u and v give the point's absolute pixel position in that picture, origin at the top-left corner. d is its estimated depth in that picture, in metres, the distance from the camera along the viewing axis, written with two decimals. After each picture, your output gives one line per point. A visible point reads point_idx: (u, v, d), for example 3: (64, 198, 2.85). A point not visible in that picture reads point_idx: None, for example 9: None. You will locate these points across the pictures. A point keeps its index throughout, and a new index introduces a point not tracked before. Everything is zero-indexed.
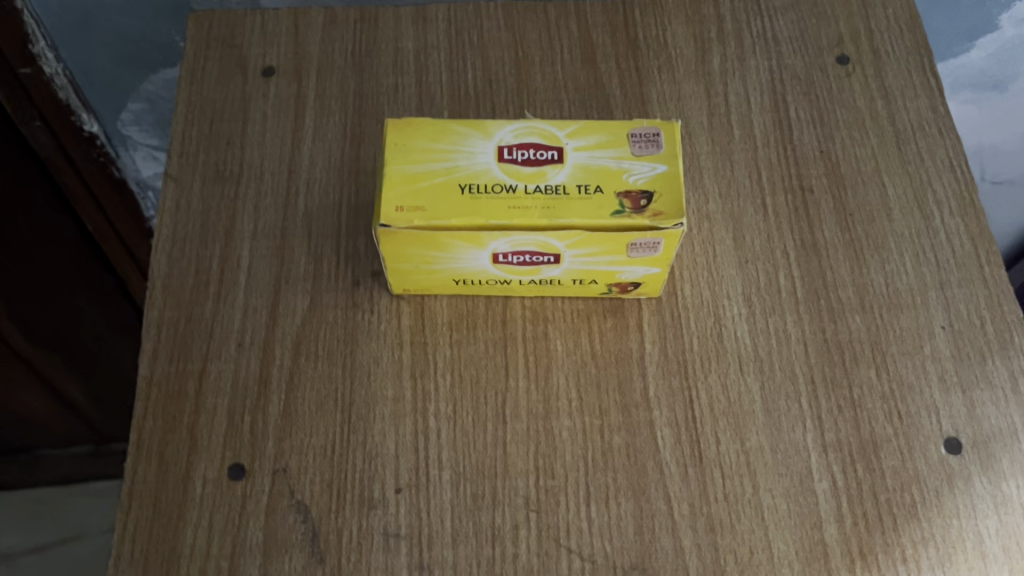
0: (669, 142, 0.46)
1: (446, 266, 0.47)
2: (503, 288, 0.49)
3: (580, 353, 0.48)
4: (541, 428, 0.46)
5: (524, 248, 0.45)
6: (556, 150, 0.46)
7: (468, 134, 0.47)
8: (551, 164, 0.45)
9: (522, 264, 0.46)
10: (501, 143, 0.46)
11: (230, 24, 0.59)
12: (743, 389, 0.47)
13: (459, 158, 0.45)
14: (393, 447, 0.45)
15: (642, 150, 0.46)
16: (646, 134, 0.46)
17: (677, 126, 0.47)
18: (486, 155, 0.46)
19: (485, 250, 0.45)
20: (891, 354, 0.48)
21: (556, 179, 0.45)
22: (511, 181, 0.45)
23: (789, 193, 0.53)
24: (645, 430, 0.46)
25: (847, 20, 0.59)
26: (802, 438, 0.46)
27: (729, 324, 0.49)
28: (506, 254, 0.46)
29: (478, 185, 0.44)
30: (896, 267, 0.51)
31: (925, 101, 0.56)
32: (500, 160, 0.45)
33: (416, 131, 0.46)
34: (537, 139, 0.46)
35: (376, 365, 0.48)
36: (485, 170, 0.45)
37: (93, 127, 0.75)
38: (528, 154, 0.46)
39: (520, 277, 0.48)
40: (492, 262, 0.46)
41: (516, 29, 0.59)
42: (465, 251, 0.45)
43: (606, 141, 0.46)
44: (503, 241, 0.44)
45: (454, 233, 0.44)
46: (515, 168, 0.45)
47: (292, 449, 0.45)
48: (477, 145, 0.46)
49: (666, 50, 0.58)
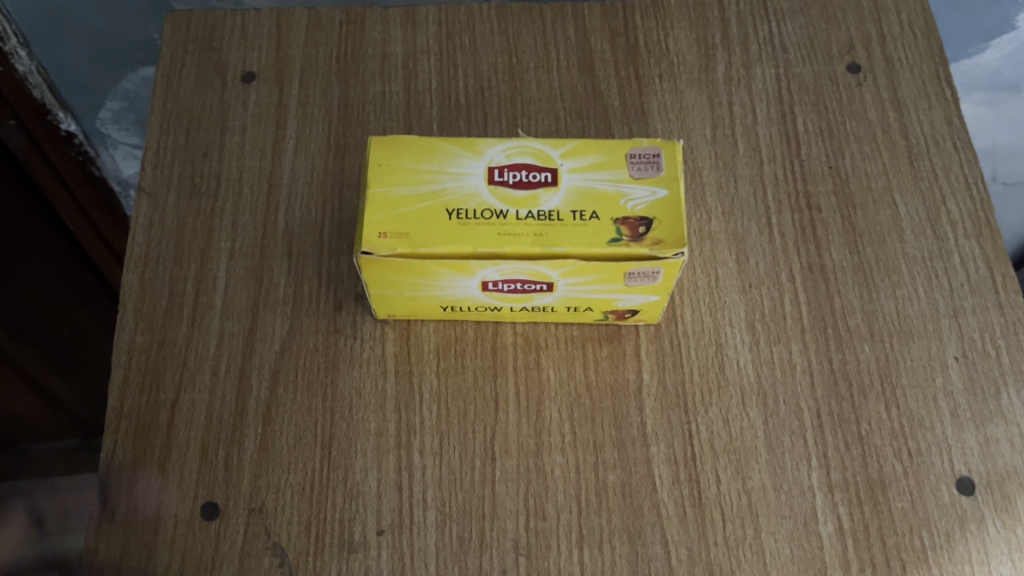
0: (670, 164, 0.43)
1: (433, 293, 0.44)
2: (494, 315, 0.46)
3: (574, 384, 0.46)
4: (533, 465, 0.44)
5: (514, 276, 0.42)
6: (549, 171, 0.43)
7: (457, 153, 0.44)
8: (544, 187, 0.43)
9: (512, 292, 0.44)
10: (491, 163, 0.44)
11: (209, 25, 0.56)
12: (745, 424, 0.45)
13: (447, 180, 0.43)
14: (375, 486, 0.43)
15: (640, 173, 0.43)
16: (646, 154, 0.43)
17: (679, 146, 0.44)
18: (476, 176, 0.43)
19: (474, 278, 0.43)
20: (901, 386, 0.46)
21: (549, 204, 0.42)
22: (501, 205, 0.42)
23: (795, 212, 0.50)
24: (642, 468, 0.44)
25: (858, 25, 0.56)
26: (807, 477, 0.44)
27: (731, 354, 0.46)
28: (496, 282, 0.43)
29: (467, 210, 0.42)
30: (907, 293, 0.48)
31: (940, 113, 0.53)
32: (490, 183, 0.43)
33: (401, 149, 0.44)
34: (530, 160, 0.44)
35: (358, 396, 0.45)
36: (474, 193, 0.42)
37: (70, 126, 0.72)
38: (519, 175, 0.43)
39: (510, 305, 0.45)
40: (482, 290, 0.44)
41: (511, 33, 0.56)
42: (453, 278, 0.43)
43: (603, 161, 0.44)
44: (492, 269, 0.42)
45: (440, 261, 0.41)
46: (506, 191, 0.42)
47: (268, 487, 0.43)
48: (466, 166, 0.43)
49: (668, 56, 0.55)
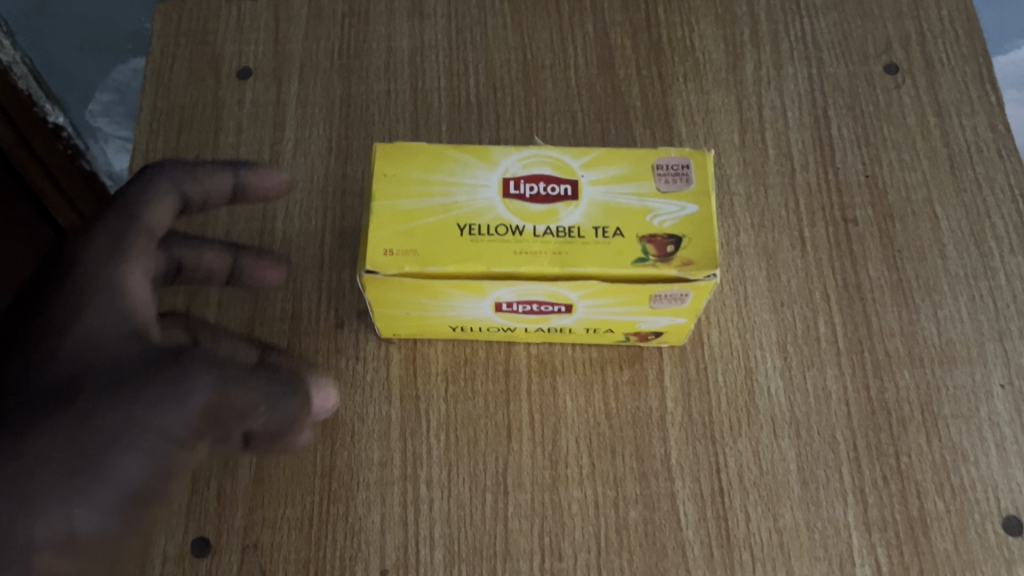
0: (700, 176, 0.40)
1: (442, 313, 0.41)
2: (507, 335, 0.43)
3: (592, 412, 0.43)
4: (549, 500, 0.41)
5: (530, 297, 0.39)
6: (570, 183, 0.40)
7: (470, 162, 0.41)
8: (564, 201, 0.39)
9: (527, 313, 0.41)
10: (506, 174, 0.40)
11: (203, 16, 0.53)
12: (776, 456, 0.42)
13: (458, 193, 0.39)
14: (379, 521, 0.40)
15: (668, 186, 0.39)
16: (674, 165, 0.40)
17: (710, 156, 0.40)
18: (490, 188, 0.40)
19: (487, 298, 0.39)
20: (943, 416, 0.43)
21: (569, 219, 0.39)
22: (517, 221, 0.39)
23: (830, 225, 0.47)
24: (666, 504, 0.41)
25: (896, 22, 0.53)
26: (842, 515, 0.41)
27: (761, 379, 0.43)
28: (511, 303, 0.40)
29: (480, 225, 0.38)
30: (950, 313, 0.45)
31: (984, 118, 0.50)
32: (505, 196, 0.39)
33: (410, 158, 0.40)
34: (548, 171, 0.40)
35: (360, 423, 0.42)
36: (488, 207, 0.39)
37: (58, 118, 0.68)
38: (537, 188, 0.40)
39: (525, 325, 0.42)
40: (495, 311, 0.40)
41: (525, 28, 0.53)
42: (464, 299, 0.39)
43: (627, 173, 0.40)
44: (507, 290, 0.38)
45: (451, 281, 0.38)
46: (523, 206, 0.39)
47: (264, 522, 0.40)
48: (479, 177, 0.40)
49: (693, 54, 0.52)
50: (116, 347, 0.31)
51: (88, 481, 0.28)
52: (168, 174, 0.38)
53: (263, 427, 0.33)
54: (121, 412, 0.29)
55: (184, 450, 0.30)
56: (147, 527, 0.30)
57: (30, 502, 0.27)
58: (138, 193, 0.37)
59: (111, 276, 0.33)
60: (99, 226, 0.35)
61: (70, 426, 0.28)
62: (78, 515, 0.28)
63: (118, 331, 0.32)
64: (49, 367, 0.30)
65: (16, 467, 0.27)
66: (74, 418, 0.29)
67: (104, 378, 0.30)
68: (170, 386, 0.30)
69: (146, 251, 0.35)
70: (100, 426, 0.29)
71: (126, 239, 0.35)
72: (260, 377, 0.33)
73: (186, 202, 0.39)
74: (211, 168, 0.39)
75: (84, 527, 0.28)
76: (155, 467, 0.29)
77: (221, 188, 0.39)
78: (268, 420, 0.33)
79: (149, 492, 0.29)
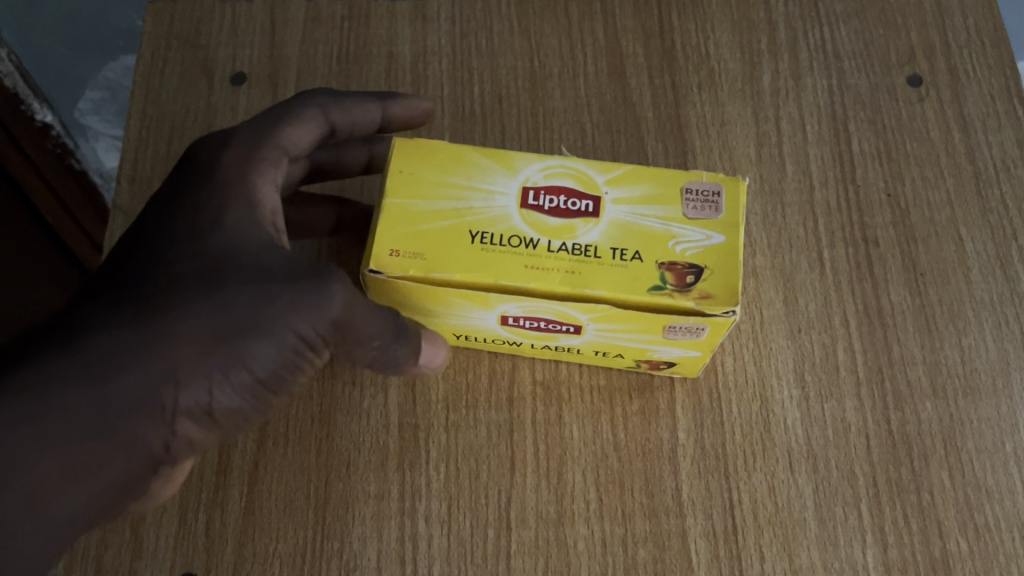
0: (731, 206, 0.37)
1: (445, 320, 0.39)
2: (511, 348, 0.41)
3: (600, 443, 0.41)
4: (553, 537, 0.39)
5: (538, 315, 0.37)
6: (592, 198, 0.37)
7: (491, 165, 0.38)
8: (583, 217, 0.37)
9: (534, 329, 0.38)
10: (527, 183, 0.37)
11: (196, 17, 0.50)
12: (793, 492, 0.40)
13: (474, 198, 0.37)
14: (375, 558, 0.38)
15: (695, 213, 0.37)
16: (704, 192, 0.37)
17: (744, 185, 0.37)
18: (508, 197, 0.37)
19: (492, 311, 0.37)
20: (967, 450, 0.41)
21: (586, 237, 0.36)
22: (531, 233, 0.36)
23: (850, 246, 0.45)
24: (676, 542, 0.39)
25: (920, 31, 0.51)
26: (861, 556, 0.39)
27: (777, 410, 0.41)
28: (517, 318, 0.38)
29: (493, 234, 0.36)
30: (975, 342, 0.43)
31: (1011, 133, 0.48)
32: (522, 206, 0.37)
33: (428, 156, 0.38)
34: (571, 183, 0.37)
35: (356, 453, 0.40)
36: (503, 217, 0.37)
37: (46, 116, 0.66)
38: (557, 201, 0.37)
39: (531, 341, 0.40)
40: (500, 324, 0.38)
41: (532, 33, 0.51)
42: (469, 309, 0.37)
43: (654, 194, 0.37)
44: (514, 305, 0.36)
45: (456, 291, 0.36)
46: (540, 218, 0.37)
47: (254, 557, 0.38)
48: (498, 183, 0.37)
49: (708, 63, 0.50)
50: (253, 247, 0.35)
51: (225, 362, 0.33)
52: (324, 100, 0.41)
53: (370, 359, 0.37)
54: (258, 307, 0.33)
55: (311, 351, 0.34)
56: (270, 405, 0.35)
57: (179, 373, 0.32)
58: (287, 112, 0.40)
59: (246, 183, 0.37)
60: (237, 137, 0.38)
61: (212, 313, 0.33)
62: (216, 394, 0.33)
63: (252, 237, 0.36)
64: (185, 260, 0.34)
65: (165, 343, 0.32)
66: (217, 304, 0.33)
67: (242, 275, 0.34)
68: (309, 295, 0.34)
69: (276, 165, 0.39)
70: (239, 316, 0.33)
71: (262, 151, 0.38)
72: (382, 307, 0.36)
73: (332, 129, 0.41)
74: (360, 99, 0.42)
75: (220, 401, 0.33)
76: (283, 359, 0.34)
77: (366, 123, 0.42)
78: (377, 357, 0.37)
79: (276, 379, 0.34)
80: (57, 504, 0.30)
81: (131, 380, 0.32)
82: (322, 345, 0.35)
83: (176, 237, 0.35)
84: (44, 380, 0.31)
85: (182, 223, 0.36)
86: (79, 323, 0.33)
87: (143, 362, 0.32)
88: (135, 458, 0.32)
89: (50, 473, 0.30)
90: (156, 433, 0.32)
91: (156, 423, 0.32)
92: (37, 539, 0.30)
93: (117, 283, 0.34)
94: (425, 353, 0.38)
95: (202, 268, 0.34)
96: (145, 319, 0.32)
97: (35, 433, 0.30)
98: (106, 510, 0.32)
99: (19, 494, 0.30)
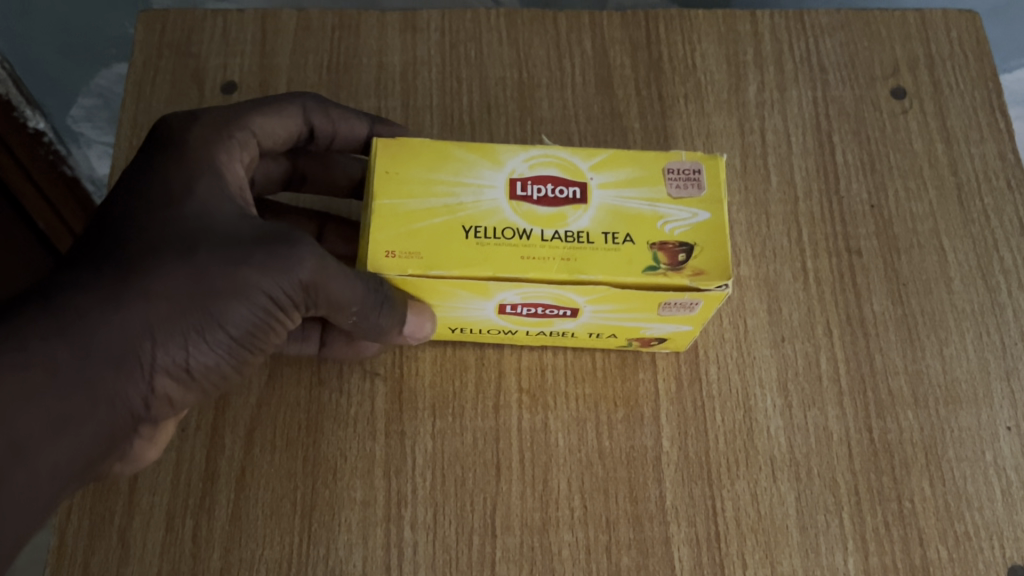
0: (712, 181, 0.37)
1: (438, 314, 0.39)
2: (507, 338, 0.42)
3: (585, 451, 0.41)
4: (538, 544, 0.39)
5: (536, 300, 0.37)
6: (578, 186, 0.37)
7: (475, 159, 0.38)
8: (572, 205, 0.37)
9: (531, 316, 0.39)
10: (513, 174, 0.37)
11: (188, 26, 0.51)
12: (775, 500, 0.40)
13: (463, 193, 0.37)
14: (361, 565, 0.38)
15: (679, 191, 0.37)
16: (685, 170, 0.37)
17: (722, 160, 0.38)
18: (495, 189, 0.37)
19: (490, 300, 0.37)
20: (947, 459, 0.41)
21: (578, 224, 0.36)
22: (523, 224, 0.36)
23: (833, 256, 0.45)
24: (659, 550, 0.39)
25: (904, 44, 0.51)
26: (842, 564, 0.39)
27: (761, 419, 0.42)
28: (515, 305, 0.38)
29: (486, 227, 0.36)
30: (956, 351, 0.43)
31: (993, 146, 0.48)
32: (511, 198, 0.37)
33: (411, 152, 0.38)
34: (556, 172, 0.37)
35: (342, 460, 0.40)
36: (493, 211, 0.37)
37: (38, 122, 0.67)
38: (544, 190, 0.37)
39: (527, 327, 0.40)
40: (498, 313, 0.39)
41: (521, 44, 0.51)
42: (467, 300, 0.37)
43: (637, 176, 0.37)
44: (513, 292, 0.36)
45: (455, 284, 0.36)
46: (530, 209, 0.37)
47: (240, 564, 0.38)
48: (484, 176, 0.37)
49: (695, 74, 0.50)
50: (224, 219, 0.36)
51: (199, 321, 0.34)
52: (309, 98, 0.42)
53: (352, 325, 0.38)
54: (231, 269, 0.34)
55: (280, 312, 0.36)
56: (244, 363, 0.37)
57: (156, 332, 0.33)
58: (273, 102, 0.41)
59: (214, 158, 0.38)
60: (206, 117, 0.39)
61: (187, 278, 0.33)
62: (193, 349, 0.34)
63: (225, 208, 0.36)
64: (153, 229, 0.35)
65: (140, 303, 0.33)
66: (193, 267, 0.34)
67: (215, 242, 0.35)
68: (283, 260, 0.35)
69: (245, 146, 0.40)
70: (212, 278, 0.34)
71: (232, 132, 0.39)
72: (364, 279, 0.36)
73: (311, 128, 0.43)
74: (344, 112, 0.43)
75: (197, 357, 0.34)
76: (256, 318, 0.35)
77: (353, 131, 0.43)
78: (353, 325, 0.38)
79: (249, 336, 0.35)
80: (45, 456, 0.30)
81: (110, 338, 0.32)
82: (292, 307, 0.36)
83: (141, 208, 0.35)
84: (22, 340, 0.31)
85: (149, 195, 0.36)
86: (54, 288, 0.33)
87: (119, 321, 0.32)
88: (115, 411, 0.32)
89: (36, 427, 0.30)
90: (134, 389, 0.33)
91: (135, 380, 0.33)
92: (25, 489, 0.30)
93: (87, 253, 0.34)
94: (411, 324, 0.38)
95: (177, 236, 0.34)
96: (121, 285, 0.33)
97: (16, 390, 0.30)
98: (86, 470, 0.32)
99: (8, 443, 0.29)
